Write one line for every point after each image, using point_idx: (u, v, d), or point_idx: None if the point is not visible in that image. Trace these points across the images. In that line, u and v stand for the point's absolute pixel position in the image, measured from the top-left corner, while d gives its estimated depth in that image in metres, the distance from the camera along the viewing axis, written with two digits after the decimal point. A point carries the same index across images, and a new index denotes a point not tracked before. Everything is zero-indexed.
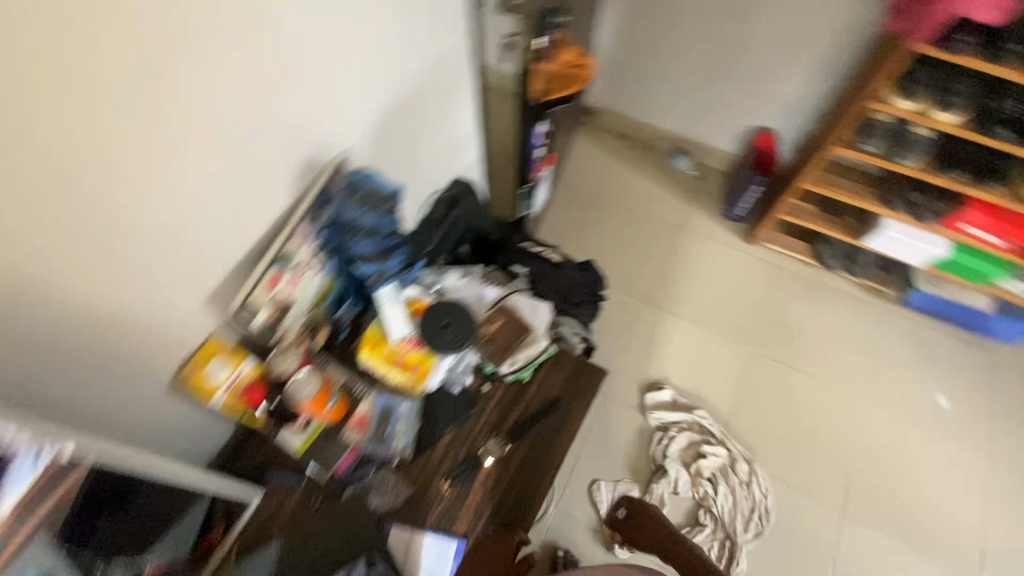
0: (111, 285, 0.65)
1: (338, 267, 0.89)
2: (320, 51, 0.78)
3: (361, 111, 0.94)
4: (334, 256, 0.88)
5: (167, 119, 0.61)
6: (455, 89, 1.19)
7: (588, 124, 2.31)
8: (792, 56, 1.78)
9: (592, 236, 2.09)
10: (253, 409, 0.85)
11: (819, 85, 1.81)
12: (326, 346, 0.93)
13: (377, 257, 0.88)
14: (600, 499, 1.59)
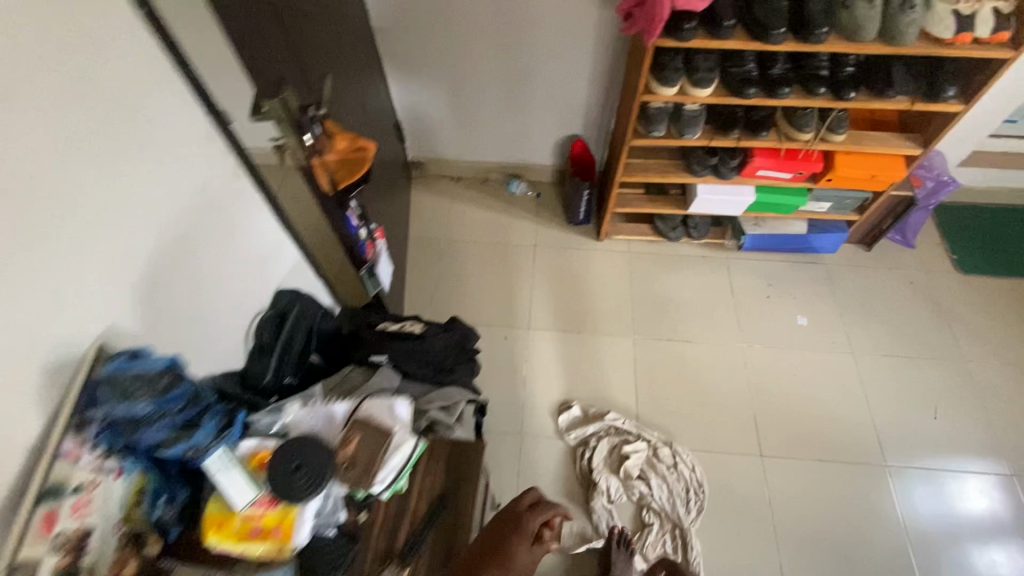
0: None
1: (141, 462, 0.78)
2: (13, 255, 0.65)
3: (113, 280, 0.80)
4: (129, 454, 0.77)
5: None
6: (241, 207, 1.09)
7: (420, 179, 2.33)
8: (572, 68, 1.88)
9: (459, 282, 2.08)
10: None
11: (605, 87, 1.93)
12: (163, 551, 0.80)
13: (180, 435, 0.77)
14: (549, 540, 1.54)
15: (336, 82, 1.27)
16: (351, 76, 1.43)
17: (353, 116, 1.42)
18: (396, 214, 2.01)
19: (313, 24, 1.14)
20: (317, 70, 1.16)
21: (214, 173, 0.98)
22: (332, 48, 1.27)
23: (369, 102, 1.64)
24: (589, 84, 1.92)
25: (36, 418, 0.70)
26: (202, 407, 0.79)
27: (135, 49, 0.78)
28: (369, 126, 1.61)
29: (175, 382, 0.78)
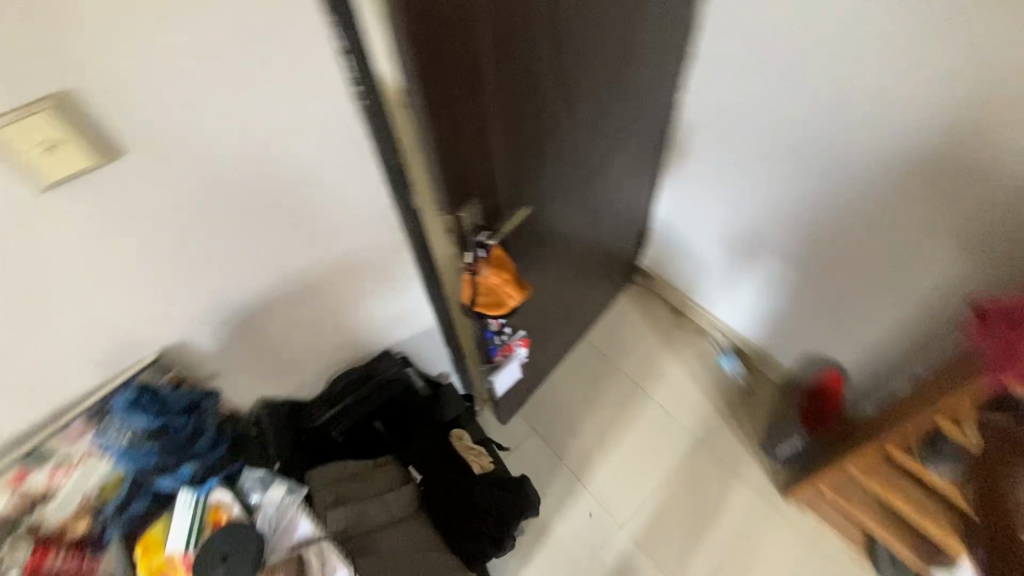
0: None
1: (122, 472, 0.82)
2: (105, 281, 0.72)
3: (202, 306, 0.85)
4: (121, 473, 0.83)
5: None
6: (387, 273, 1.08)
7: (638, 285, 2.03)
8: (875, 302, 1.33)
9: (592, 422, 1.76)
10: None
11: (909, 347, 1.33)
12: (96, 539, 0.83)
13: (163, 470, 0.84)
14: None
15: (554, 195, 1.15)
16: (587, 188, 1.28)
17: (562, 224, 1.28)
18: (578, 317, 1.79)
19: (553, 141, 1.03)
20: (533, 188, 1.05)
21: (361, 239, 0.97)
22: (570, 162, 1.14)
23: (604, 211, 1.48)
24: (895, 330, 1.34)
25: (78, 382, 0.79)
26: (186, 456, 0.85)
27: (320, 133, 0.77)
28: (585, 232, 1.45)
29: (181, 423, 0.85)
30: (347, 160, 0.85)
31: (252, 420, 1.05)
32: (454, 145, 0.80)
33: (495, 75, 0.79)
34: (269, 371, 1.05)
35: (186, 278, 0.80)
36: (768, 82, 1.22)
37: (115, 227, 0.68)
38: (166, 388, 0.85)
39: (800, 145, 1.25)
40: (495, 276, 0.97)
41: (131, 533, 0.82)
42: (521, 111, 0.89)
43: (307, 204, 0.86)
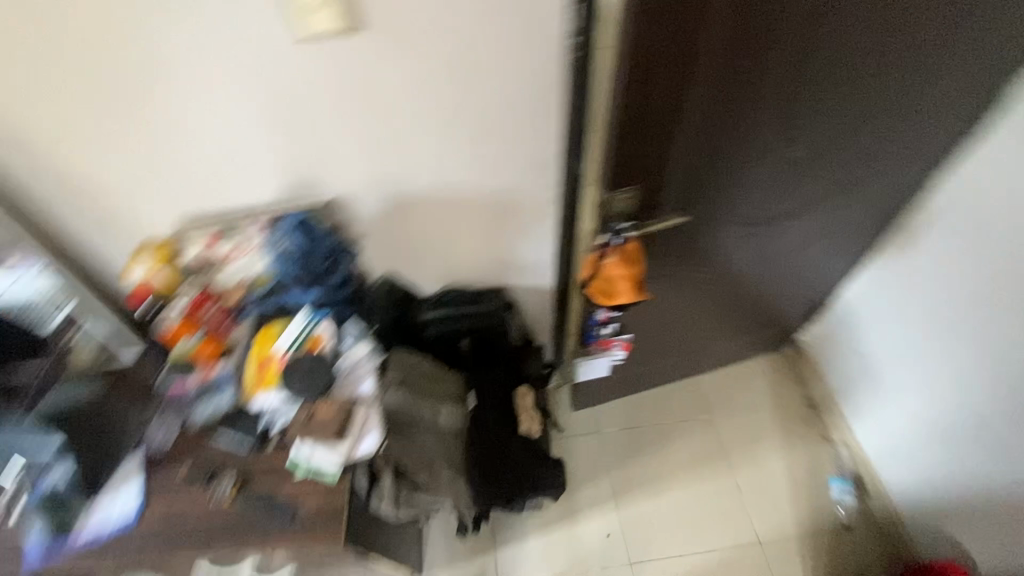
0: (101, 180, 0.93)
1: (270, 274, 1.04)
2: (325, 123, 0.89)
3: (378, 178, 0.98)
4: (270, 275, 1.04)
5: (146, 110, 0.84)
6: (533, 225, 1.11)
7: (782, 362, 1.83)
8: None
9: (658, 459, 1.66)
10: (137, 301, 1.02)
11: None
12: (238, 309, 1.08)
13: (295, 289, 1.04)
14: None
15: (725, 222, 1.07)
16: (766, 232, 1.16)
17: (720, 256, 1.19)
18: (698, 355, 1.67)
19: (749, 166, 0.95)
20: (704, 205, 0.99)
21: (519, 183, 1.02)
22: (760, 197, 1.04)
23: (777, 263, 1.33)
24: None
25: (272, 193, 1.00)
26: (314, 283, 1.04)
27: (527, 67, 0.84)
28: (743, 275, 1.33)
29: (319, 260, 1.02)
30: (536, 104, 0.89)
31: (375, 287, 1.21)
32: (641, 117, 0.80)
33: (713, 65, 0.77)
34: (401, 257, 1.18)
35: (371, 147, 0.93)
36: None
37: (347, 81, 0.83)
38: (318, 227, 1.01)
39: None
40: (617, 268, 0.95)
41: (263, 315, 1.06)
42: (724, 117, 0.85)
43: (487, 130, 0.92)
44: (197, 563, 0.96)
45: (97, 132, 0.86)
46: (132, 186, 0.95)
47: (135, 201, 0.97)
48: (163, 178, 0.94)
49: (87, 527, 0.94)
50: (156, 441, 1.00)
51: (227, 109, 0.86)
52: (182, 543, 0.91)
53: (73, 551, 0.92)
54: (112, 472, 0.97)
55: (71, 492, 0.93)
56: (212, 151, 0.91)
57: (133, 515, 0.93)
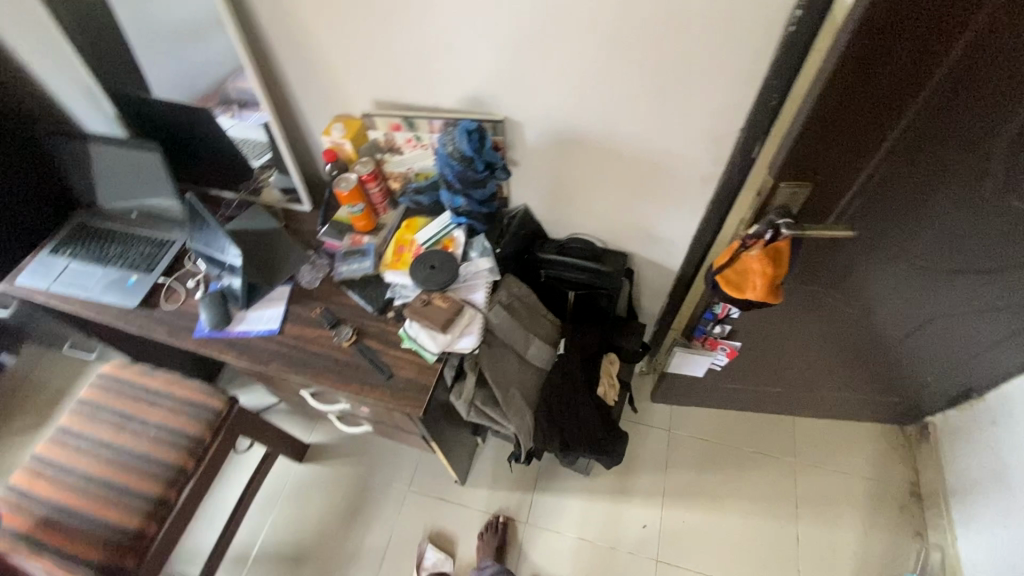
0: (323, 49, 1.07)
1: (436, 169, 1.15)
2: (519, 45, 0.92)
3: (550, 110, 1.01)
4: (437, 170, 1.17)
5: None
6: (682, 198, 1.09)
7: (897, 436, 1.65)
8: None
9: (721, 478, 1.60)
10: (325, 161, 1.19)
11: None
12: (400, 193, 1.24)
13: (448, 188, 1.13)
14: (426, 550, 1.53)
15: (891, 255, 0.98)
16: (937, 282, 1.04)
17: (871, 292, 1.09)
18: (803, 396, 1.55)
19: (946, 202, 0.85)
20: (874, 227, 0.91)
21: (683, 151, 1.00)
22: (945, 242, 0.93)
23: (935, 325, 1.19)
24: None
25: (452, 101, 1.07)
26: (464, 192, 1.13)
27: (739, 31, 0.79)
28: (888, 325, 1.20)
29: (473, 169, 1.08)
30: (732, 76, 0.85)
31: (512, 213, 1.27)
32: (837, 116, 0.74)
33: (944, 78, 0.69)
34: (544, 194, 1.22)
35: (553, 80, 0.96)
36: None
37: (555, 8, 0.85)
38: (485, 138, 1.05)
39: None
40: (757, 262, 0.91)
41: (411, 208, 1.23)
42: (936, 139, 0.76)
43: (670, 90, 0.90)
44: (304, 387, 1.13)
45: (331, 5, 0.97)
46: (344, 61, 1.08)
47: (344, 74, 1.10)
48: (369, 63, 1.06)
49: (238, 326, 1.15)
50: (305, 280, 1.19)
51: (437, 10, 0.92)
52: (299, 366, 1.08)
53: (224, 340, 1.13)
54: (266, 292, 1.19)
55: (236, 295, 1.17)
56: (417, 50, 1.00)
57: (272, 330, 1.13)
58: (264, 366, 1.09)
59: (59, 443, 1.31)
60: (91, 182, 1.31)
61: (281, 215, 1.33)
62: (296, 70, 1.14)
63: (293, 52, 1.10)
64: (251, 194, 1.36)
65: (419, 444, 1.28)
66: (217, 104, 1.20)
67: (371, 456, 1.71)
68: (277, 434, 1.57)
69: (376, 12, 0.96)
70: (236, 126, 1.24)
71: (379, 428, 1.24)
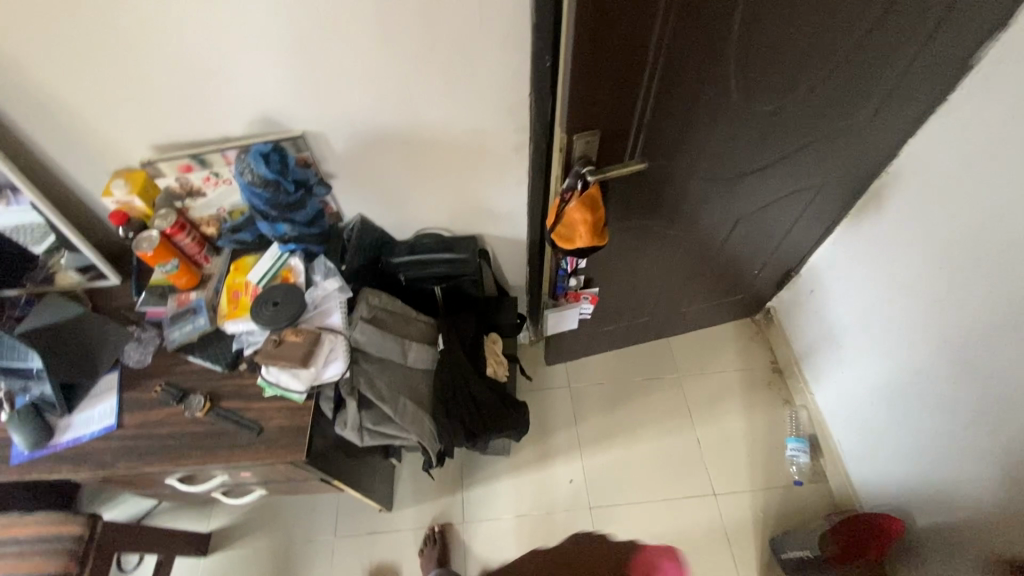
0: (66, 107, 0.93)
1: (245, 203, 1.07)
2: (286, 59, 0.88)
3: (346, 116, 0.99)
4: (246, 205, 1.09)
5: (101, 37, 0.83)
6: (502, 172, 1.14)
7: (751, 326, 1.89)
8: (987, 464, 1.11)
9: (625, 413, 1.73)
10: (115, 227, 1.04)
11: (988, 529, 1.10)
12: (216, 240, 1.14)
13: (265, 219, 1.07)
14: None
15: (689, 175, 1.10)
16: (731, 189, 1.20)
17: (686, 209, 1.22)
18: (669, 317, 1.72)
19: (712, 115, 0.97)
20: (665, 152, 1.01)
21: (487, 126, 1.03)
22: (724, 149, 1.07)
23: (744, 225, 1.37)
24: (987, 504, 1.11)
25: (240, 129, 1.00)
26: (283, 217, 1.07)
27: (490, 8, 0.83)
28: (711, 233, 1.36)
29: (282, 188, 1.03)
30: (504, 46, 0.89)
31: (349, 226, 1.23)
32: (597, 67, 0.82)
33: (667, 18, 0.78)
34: (375, 199, 1.20)
35: (336, 87, 0.93)
36: (991, 178, 1.01)
37: (307, 16, 0.82)
38: (283, 154, 1.01)
39: (980, 255, 1.06)
40: (579, 212, 0.98)
41: (237, 249, 1.14)
42: (681, 70, 0.87)
43: (450, 76, 0.93)
44: (169, 474, 1.01)
45: (54, 57, 0.85)
46: (96, 114, 0.95)
47: (102, 128, 0.97)
48: (127, 110, 0.95)
49: (65, 436, 0.99)
50: (133, 359, 1.05)
51: (184, 41, 0.84)
52: (153, 455, 0.96)
53: (53, 457, 0.97)
54: (89, 388, 1.03)
55: (51, 402, 1.00)
56: (182, 84, 0.91)
57: (110, 426, 0.99)
58: (111, 469, 0.95)
59: None
60: None
61: (87, 299, 1.17)
62: (41, 137, 0.98)
63: (29, 116, 0.94)
64: (40, 284, 1.16)
65: (324, 487, 1.22)
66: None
67: (283, 519, 1.59)
68: (166, 535, 1.39)
69: (112, 55, 0.85)
70: (7, 214, 1.03)
71: (273, 486, 1.15)
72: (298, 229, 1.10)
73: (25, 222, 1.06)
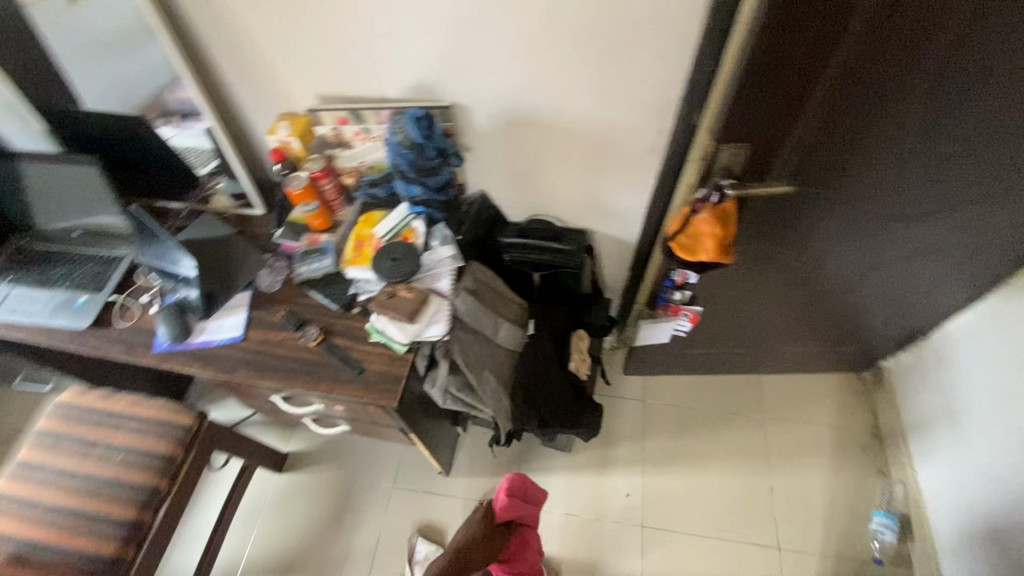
0: (258, 50, 1.05)
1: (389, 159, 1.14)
2: (454, 30, 0.92)
3: (495, 92, 1.02)
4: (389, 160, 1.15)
5: None
6: (631, 171, 1.13)
7: (856, 383, 1.74)
8: None
9: (696, 440, 1.66)
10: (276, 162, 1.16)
11: None
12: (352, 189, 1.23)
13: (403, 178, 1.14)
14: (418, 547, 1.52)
15: (833, 208, 1.03)
16: (877, 232, 1.10)
17: (817, 246, 1.14)
18: (766, 353, 1.62)
19: (875, 153, 0.90)
20: (814, 179, 0.95)
21: (628, 122, 1.02)
22: (882, 188, 0.98)
23: (878, 274, 1.26)
24: None
25: (397, 91, 1.07)
26: (419, 180, 1.14)
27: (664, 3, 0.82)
28: (839, 275, 1.26)
29: (424, 156, 1.07)
30: (667, 44, 0.88)
31: (470, 199, 1.27)
32: (765, 78, 0.79)
33: (858, 37, 0.73)
34: (500, 178, 1.23)
35: (493, 63, 0.97)
36: None
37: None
38: (432, 123, 1.04)
39: None
40: (708, 224, 0.95)
41: (368, 202, 1.22)
42: (858, 95, 0.81)
43: (604, 67, 0.93)
44: (276, 391, 1.12)
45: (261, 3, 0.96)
46: (280, 60, 1.06)
47: (281, 72, 1.08)
48: (307, 59, 1.04)
49: (197, 337, 1.12)
50: (265, 283, 1.17)
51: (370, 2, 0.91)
52: (267, 370, 1.06)
53: (186, 352, 1.10)
54: (224, 300, 1.15)
55: (193, 305, 1.13)
56: (358, 42, 0.99)
57: (235, 337, 1.10)
58: (230, 374, 1.07)
59: (20, 477, 1.24)
60: (20, 203, 1.24)
61: (235, 222, 1.30)
62: (231, 74, 1.11)
63: (228, 53, 1.07)
64: (200, 202, 1.32)
65: (398, 438, 1.28)
66: (160, 117, 1.18)
67: (351, 458, 1.70)
68: (255, 446, 1.54)
69: (308, 7, 0.94)
70: (180, 136, 1.21)
71: (356, 425, 1.23)
72: (429, 193, 1.17)
73: (190, 146, 1.24)
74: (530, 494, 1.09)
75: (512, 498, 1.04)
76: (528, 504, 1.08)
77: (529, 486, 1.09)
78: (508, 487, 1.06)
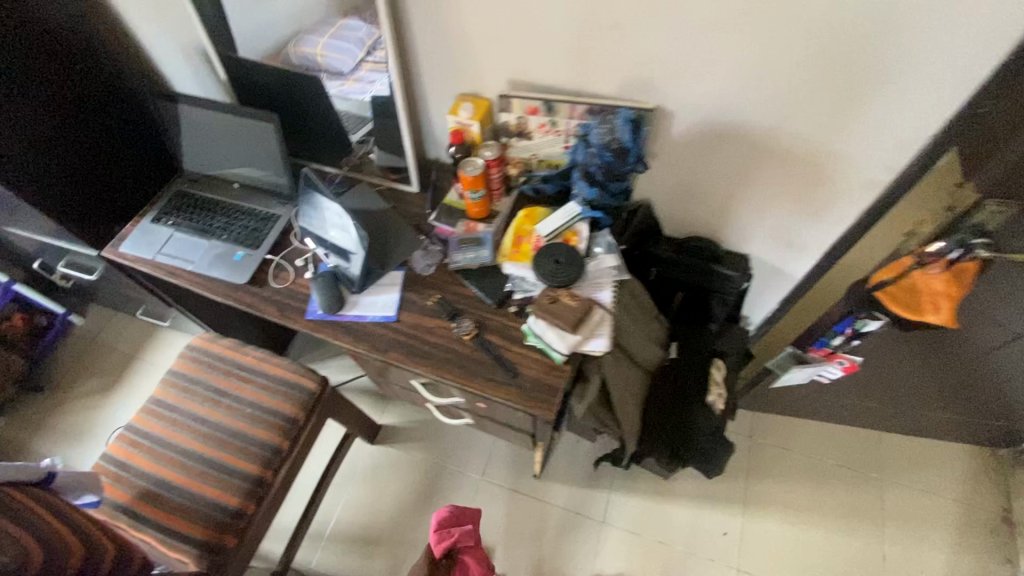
0: (462, 28, 1.00)
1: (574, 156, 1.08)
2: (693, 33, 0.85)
3: (710, 103, 0.94)
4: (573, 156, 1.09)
5: None
6: (832, 206, 1.03)
7: (988, 459, 1.59)
8: None
9: (804, 489, 1.57)
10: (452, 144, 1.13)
11: None
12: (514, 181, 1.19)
13: (587, 177, 1.07)
14: None
15: None
16: None
17: None
18: (901, 413, 1.50)
19: None
20: None
21: (854, 154, 0.92)
22: None
23: None
24: None
25: (598, 88, 1.00)
26: (602, 182, 1.07)
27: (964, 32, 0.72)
28: None
29: (625, 159, 1.00)
30: (943, 78, 0.78)
31: (634, 209, 1.20)
32: None
33: None
34: (672, 190, 1.16)
35: (723, 72, 0.89)
36: None
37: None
38: (641, 129, 0.99)
39: None
40: (940, 283, 0.93)
41: (529, 195, 1.18)
42: None
43: (854, 93, 0.84)
44: (420, 377, 1.09)
45: None
46: (482, 40, 1.01)
47: (478, 53, 1.03)
48: (512, 43, 0.99)
49: (352, 311, 1.10)
50: (419, 266, 1.14)
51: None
52: (419, 357, 1.04)
53: (339, 324, 1.08)
54: (379, 277, 1.13)
55: (349, 278, 1.12)
56: (576, 32, 0.92)
57: (389, 317, 1.08)
58: (383, 354, 1.04)
59: (156, 415, 1.27)
60: (190, 145, 1.26)
61: (386, 195, 1.27)
62: (424, 48, 1.07)
63: (428, 26, 1.02)
64: (354, 169, 1.29)
65: (521, 441, 1.24)
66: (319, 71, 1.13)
67: (442, 443, 1.69)
68: (360, 417, 1.55)
69: None
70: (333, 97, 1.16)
71: (484, 421, 1.20)
72: (606, 198, 1.10)
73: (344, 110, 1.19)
74: (464, 517, 1.02)
75: (441, 527, 0.99)
76: (464, 526, 1.00)
77: (461, 510, 1.03)
78: (442, 521, 1.01)
